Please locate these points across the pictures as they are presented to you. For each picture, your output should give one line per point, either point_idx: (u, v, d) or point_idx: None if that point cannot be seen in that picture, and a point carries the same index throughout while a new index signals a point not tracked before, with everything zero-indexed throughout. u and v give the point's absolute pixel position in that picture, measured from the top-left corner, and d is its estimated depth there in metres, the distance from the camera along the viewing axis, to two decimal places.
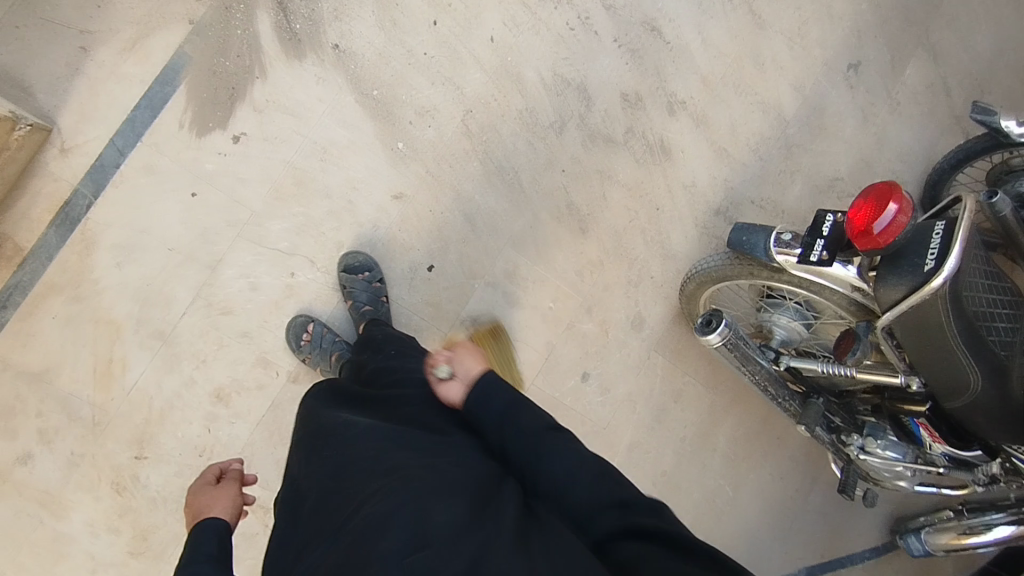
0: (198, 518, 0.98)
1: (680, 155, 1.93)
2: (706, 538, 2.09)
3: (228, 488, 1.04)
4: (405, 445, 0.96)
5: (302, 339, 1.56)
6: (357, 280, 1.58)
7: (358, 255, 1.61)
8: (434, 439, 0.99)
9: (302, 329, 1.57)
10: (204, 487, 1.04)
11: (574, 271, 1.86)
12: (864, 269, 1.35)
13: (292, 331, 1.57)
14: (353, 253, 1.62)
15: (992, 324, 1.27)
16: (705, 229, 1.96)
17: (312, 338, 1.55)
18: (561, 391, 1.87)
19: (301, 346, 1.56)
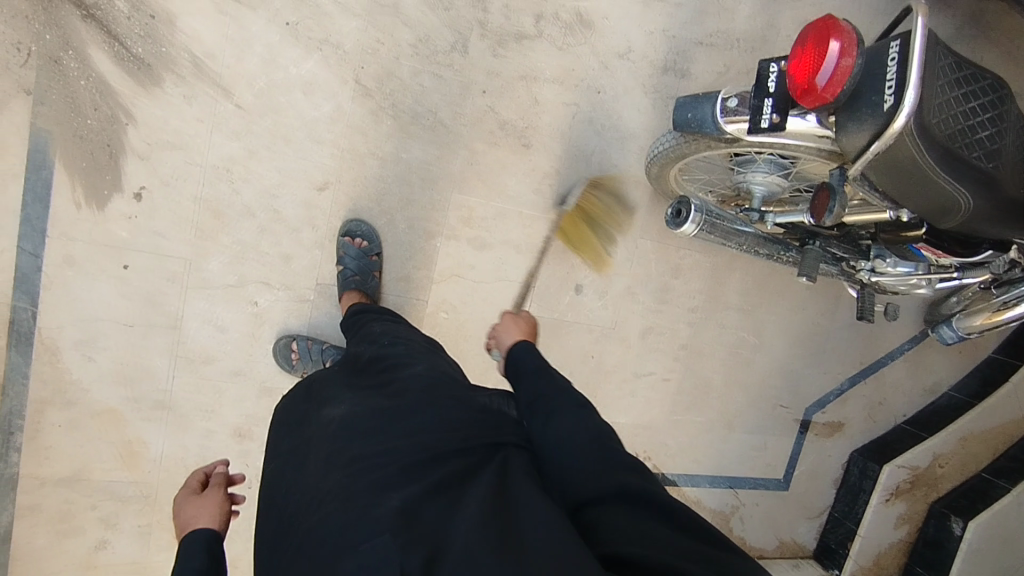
0: (183, 534, 0.95)
1: (603, 23, 1.72)
2: (741, 387, 2.15)
3: (213, 495, 1.02)
4: (375, 433, 1.00)
5: (292, 358, 1.56)
6: (351, 247, 1.55)
7: (359, 223, 1.58)
8: (404, 422, 1.01)
9: (288, 349, 1.57)
10: (187, 499, 1.02)
11: (531, 190, 1.74)
12: (824, 115, 1.18)
13: (279, 354, 1.57)
14: (354, 221, 1.58)
15: (976, 136, 1.12)
16: (655, 93, 1.79)
17: (301, 355, 1.56)
18: (559, 310, 1.85)
19: (293, 365, 1.56)
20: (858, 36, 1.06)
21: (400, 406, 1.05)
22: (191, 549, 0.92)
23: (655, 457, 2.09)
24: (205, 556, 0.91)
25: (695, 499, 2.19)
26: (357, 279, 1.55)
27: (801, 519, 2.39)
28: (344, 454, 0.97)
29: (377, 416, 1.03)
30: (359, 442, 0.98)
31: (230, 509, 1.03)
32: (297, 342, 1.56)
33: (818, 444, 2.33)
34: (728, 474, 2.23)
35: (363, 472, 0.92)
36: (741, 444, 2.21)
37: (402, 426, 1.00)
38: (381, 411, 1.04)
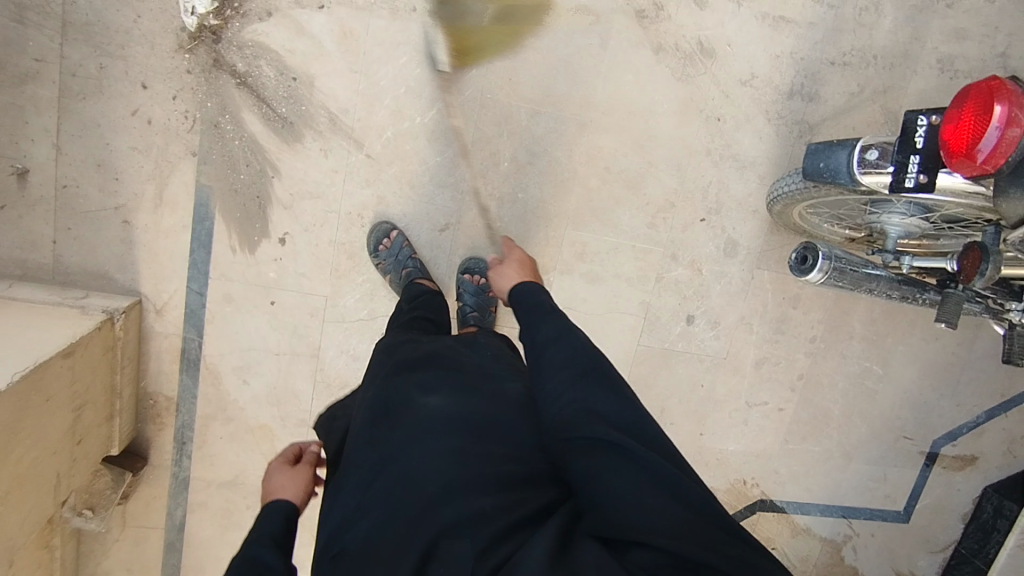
0: (268, 497, 1.00)
1: (726, 50, 1.66)
2: (863, 416, 2.05)
3: (304, 470, 1.06)
4: (452, 420, 0.95)
5: (381, 245, 1.57)
6: (469, 282, 1.60)
7: (479, 260, 1.64)
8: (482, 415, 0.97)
9: (383, 235, 1.58)
10: (279, 466, 1.06)
11: (645, 224, 1.73)
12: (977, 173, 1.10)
13: (372, 236, 1.58)
14: (474, 258, 1.64)
15: None
16: (779, 119, 1.71)
17: (391, 246, 1.56)
18: (670, 340, 1.84)
19: (378, 251, 1.57)
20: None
21: (480, 396, 1.00)
22: (269, 517, 0.95)
23: (764, 484, 2.06)
24: (282, 523, 0.95)
25: (804, 527, 2.15)
26: (474, 313, 1.58)
27: (923, 552, 2.27)
28: (416, 435, 0.94)
29: (454, 402, 0.98)
30: (434, 423, 0.95)
31: (312, 489, 1.05)
32: (408, 276, 1.54)
33: (946, 477, 2.19)
34: (843, 504, 2.15)
35: (444, 466, 0.90)
36: (859, 475, 2.12)
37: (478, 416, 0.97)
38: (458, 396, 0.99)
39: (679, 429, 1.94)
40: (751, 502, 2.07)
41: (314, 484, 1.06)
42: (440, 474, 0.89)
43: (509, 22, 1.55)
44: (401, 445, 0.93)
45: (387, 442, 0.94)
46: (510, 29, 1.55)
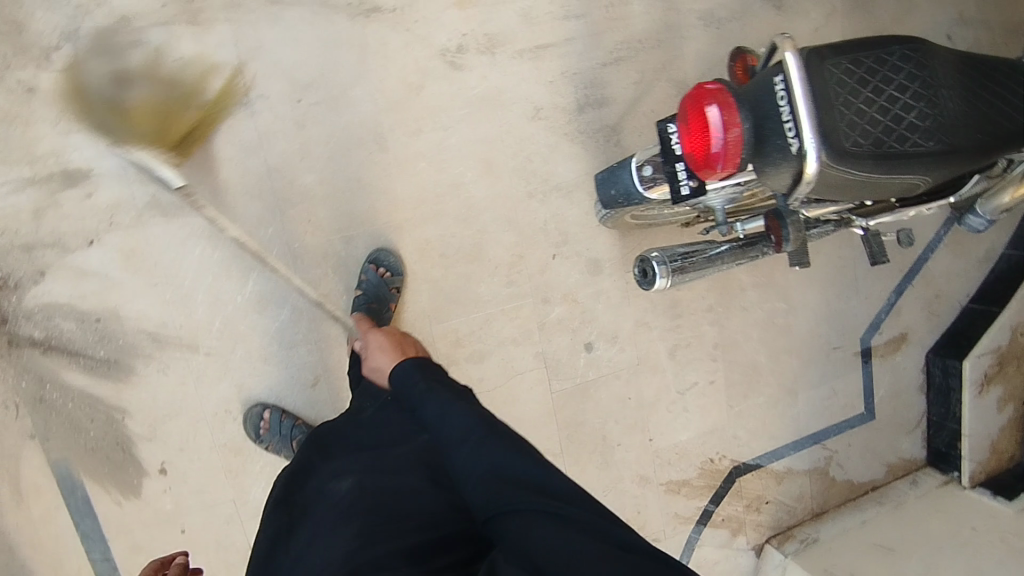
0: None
1: (500, 98, 1.64)
2: (787, 349, 2.10)
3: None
4: (373, 504, 1.03)
5: (260, 429, 1.51)
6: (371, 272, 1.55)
7: (389, 255, 1.58)
8: (396, 493, 1.05)
9: (258, 418, 1.52)
10: None
11: (505, 285, 1.73)
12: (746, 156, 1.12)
13: (248, 424, 1.52)
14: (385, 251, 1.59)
15: (907, 125, 1.03)
16: (581, 136, 1.72)
17: (269, 426, 1.50)
18: (581, 374, 1.85)
19: (260, 436, 1.51)
20: (738, 102, 1.00)
21: (398, 478, 1.08)
22: None
23: (731, 452, 2.09)
24: None
25: (786, 470, 2.19)
26: (375, 304, 1.55)
27: (901, 435, 2.33)
28: (344, 528, 1.00)
29: (369, 488, 1.06)
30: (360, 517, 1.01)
31: None
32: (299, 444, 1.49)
33: (888, 363, 2.26)
34: (810, 432, 2.19)
35: (368, 548, 0.96)
36: (811, 400, 2.17)
37: (388, 496, 1.05)
38: (371, 479, 1.08)
39: (629, 446, 1.95)
40: (727, 473, 2.10)
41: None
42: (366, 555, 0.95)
43: (282, 169, 1.50)
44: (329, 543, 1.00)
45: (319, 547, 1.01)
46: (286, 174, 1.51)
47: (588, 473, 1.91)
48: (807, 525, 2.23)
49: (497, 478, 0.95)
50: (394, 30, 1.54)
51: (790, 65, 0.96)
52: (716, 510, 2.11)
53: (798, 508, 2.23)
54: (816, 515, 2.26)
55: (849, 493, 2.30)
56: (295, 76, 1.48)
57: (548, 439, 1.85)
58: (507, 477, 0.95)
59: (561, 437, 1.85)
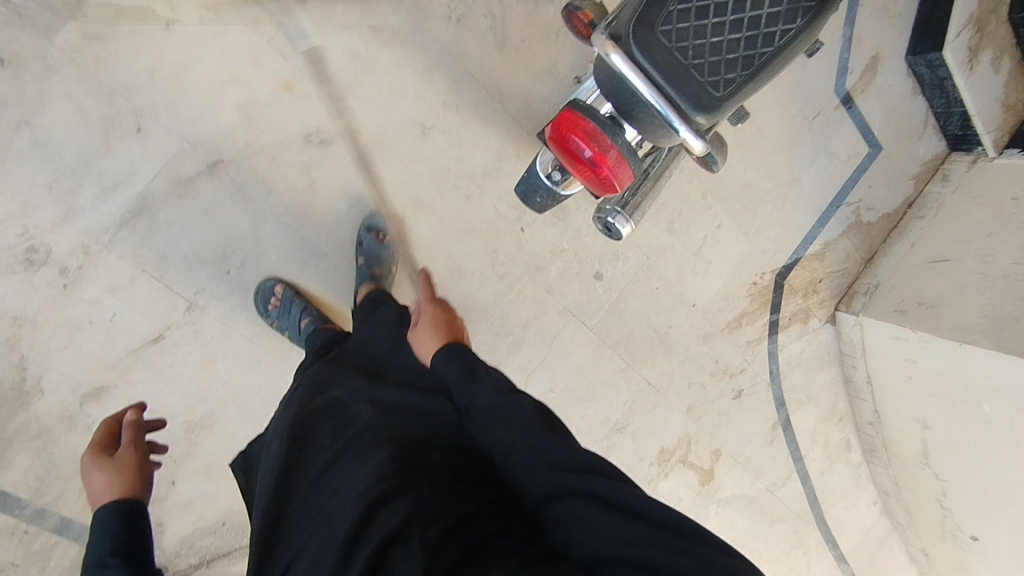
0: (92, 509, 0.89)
1: (384, 134, 1.58)
2: (769, 148, 2.07)
3: (127, 455, 0.97)
4: (418, 443, 0.94)
5: (271, 302, 1.51)
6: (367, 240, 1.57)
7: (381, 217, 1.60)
8: (434, 436, 0.97)
9: (269, 293, 1.51)
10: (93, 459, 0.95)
11: (497, 281, 1.79)
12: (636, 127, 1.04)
13: (259, 296, 1.51)
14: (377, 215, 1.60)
15: (765, 23, 0.95)
16: (476, 112, 1.64)
17: (280, 301, 1.50)
18: (604, 300, 1.95)
19: (269, 309, 1.50)
20: (603, 121, 0.96)
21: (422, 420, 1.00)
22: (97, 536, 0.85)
23: (768, 266, 2.17)
24: (111, 535, 0.84)
25: (823, 246, 2.25)
26: None
27: (914, 144, 2.29)
28: (374, 455, 0.90)
29: (415, 432, 0.96)
30: (398, 448, 0.92)
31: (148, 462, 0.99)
32: (304, 329, 1.47)
33: (872, 91, 2.17)
34: (829, 201, 2.21)
35: (403, 474, 0.87)
36: (814, 174, 2.16)
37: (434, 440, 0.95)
38: (415, 428, 0.98)
39: (678, 322, 2.08)
40: (774, 284, 2.20)
41: (143, 459, 0.97)
42: (398, 482, 0.85)
43: (261, 330, 1.56)
44: (358, 470, 0.89)
45: (343, 474, 0.91)
46: (262, 322, 1.54)
47: (656, 363, 2.08)
48: (866, 276, 2.31)
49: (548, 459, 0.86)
50: (259, 154, 1.48)
51: (624, 71, 0.91)
52: (780, 316, 2.24)
53: (849, 266, 2.31)
54: (869, 262, 2.33)
55: (891, 224, 2.33)
56: (209, 253, 1.48)
57: (610, 362, 2.01)
58: (556, 456, 0.86)
59: (618, 353, 2.02)
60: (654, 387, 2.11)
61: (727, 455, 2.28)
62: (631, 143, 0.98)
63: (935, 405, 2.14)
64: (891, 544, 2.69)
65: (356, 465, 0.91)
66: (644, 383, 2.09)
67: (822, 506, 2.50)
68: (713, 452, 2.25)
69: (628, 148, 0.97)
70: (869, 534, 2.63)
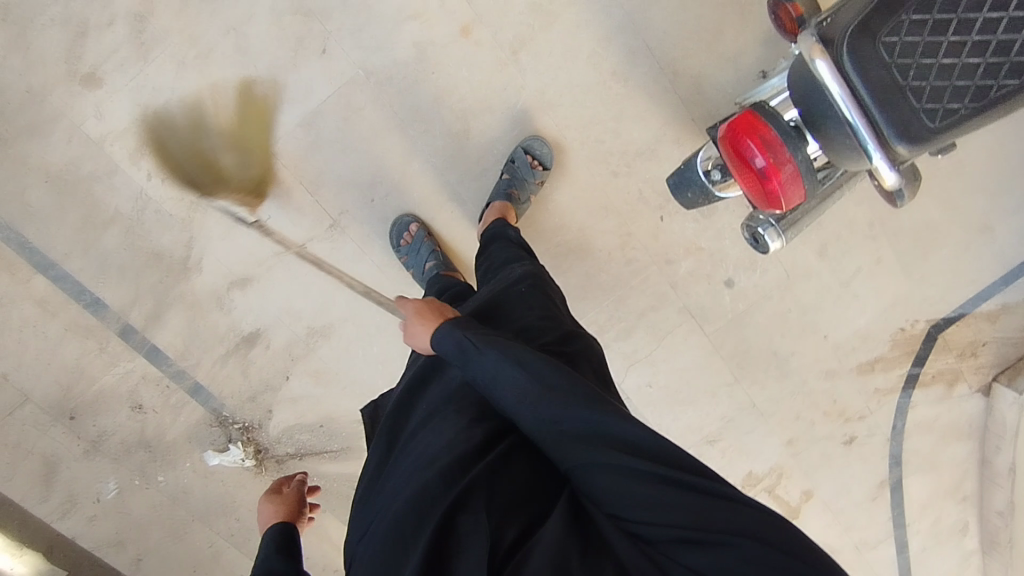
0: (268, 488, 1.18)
1: (545, 96, 1.56)
2: (965, 185, 1.82)
3: (291, 484, 1.34)
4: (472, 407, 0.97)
5: (404, 237, 1.57)
6: (524, 166, 1.53)
7: (543, 145, 1.55)
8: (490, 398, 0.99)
9: (404, 228, 1.58)
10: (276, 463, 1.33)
11: (622, 263, 1.74)
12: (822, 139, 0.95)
13: (394, 230, 1.58)
14: (540, 141, 1.55)
15: (1022, 49, 0.77)
16: (644, 89, 1.57)
17: (412, 239, 1.56)
18: (729, 308, 1.84)
19: (401, 244, 1.57)
20: (788, 129, 0.89)
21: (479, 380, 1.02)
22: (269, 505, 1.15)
23: (924, 314, 1.93)
24: (278, 513, 1.12)
25: (999, 308, 1.96)
26: None
27: None
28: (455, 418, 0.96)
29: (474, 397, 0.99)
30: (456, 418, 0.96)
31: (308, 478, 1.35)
32: (427, 271, 1.53)
33: None
34: (1023, 260, 1.90)
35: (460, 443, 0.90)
36: (1015, 226, 1.87)
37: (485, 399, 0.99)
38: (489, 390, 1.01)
39: (804, 350, 1.92)
40: (925, 335, 1.96)
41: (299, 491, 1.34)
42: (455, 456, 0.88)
43: (390, 260, 1.64)
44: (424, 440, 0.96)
45: (422, 432, 0.98)
46: (392, 253, 1.61)
47: (768, 386, 1.95)
48: None
49: (586, 439, 0.84)
50: (423, 93, 1.52)
51: (831, 84, 0.82)
52: (921, 371, 2.01)
53: None
54: None
55: None
56: (360, 179, 1.56)
57: (718, 372, 1.91)
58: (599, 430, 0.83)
59: (730, 366, 1.91)
60: (759, 409, 1.98)
61: (819, 499, 2.12)
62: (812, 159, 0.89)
63: None
64: None
65: (434, 425, 0.97)
66: (749, 402, 1.97)
67: None
68: (805, 492, 2.10)
69: (807, 164, 0.88)
70: None
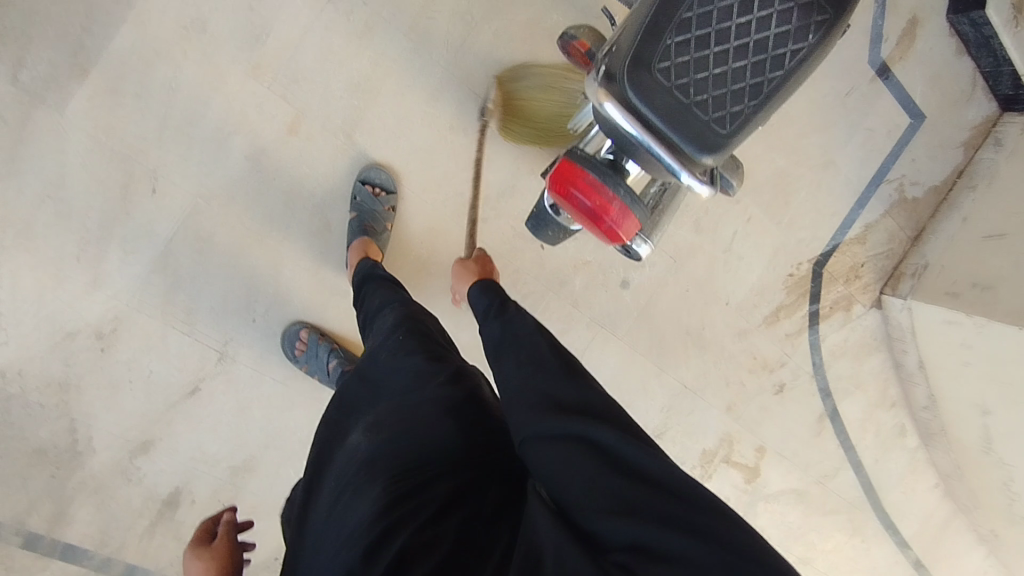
0: None
1: (394, 168, 1.56)
2: (799, 132, 1.97)
3: (221, 545, 0.98)
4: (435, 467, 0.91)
5: (298, 348, 1.52)
6: (371, 197, 1.51)
7: (381, 172, 1.53)
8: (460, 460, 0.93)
9: (296, 338, 1.53)
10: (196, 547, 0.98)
11: (520, 298, 1.77)
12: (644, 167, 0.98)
13: (286, 342, 1.53)
14: (376, 168, 1.53)
15: (772, 46, 0.89)
16: (486, 134, 1.60)
17: (308, 346, 1.51)
18: (633, 307, 1.90)
19: (298, 354, 1.52)
20: (605, 169, 0.92)
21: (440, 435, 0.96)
22: None
23: (804, 256, 2.07)
24: None
25: (864, 229, 2.13)
26: None
27: (963, 109, 2.13)
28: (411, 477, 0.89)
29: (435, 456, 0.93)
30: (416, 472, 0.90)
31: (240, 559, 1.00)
32: (333, 373, 1.49)
33: (911, 61, 2.02)
34: (868, 181, 2.09)
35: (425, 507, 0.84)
36: (852, 155, 2.04)
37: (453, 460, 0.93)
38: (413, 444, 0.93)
39: (713, 323, 2.01)
40: (811, 274, 2.10)
41: (234, 554, 0.98)
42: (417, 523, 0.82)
43: (291, 372, 1.58)
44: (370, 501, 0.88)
45: (351, 502, 0.90)
46: (292, 365, 1.56)
47: (692, 365, 2.03)
48: (913, 256, 2.19)
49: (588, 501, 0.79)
50: (271, 202, 1.48)
51: (623, 123, 0.86)
52: (820, 306, 2.14)
53: (894, 247, 2.19)
54: (916, 239, 2.20)
55: (937, 197, 2.19)
56: (234, 304, 1.50)
57: (644, 368, 1.97)
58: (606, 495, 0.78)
59: (652, 359, 1.97)
60: (692, 389, 2.05)
61: (772, 450, 2.22)
62: (634, 190, 0.93)
63: (996, 390, 2.04)
64: (954, 524, 2.62)
65: (355, 502, 0.88)
66: (682, 386, 2.03)
67: (877, 491, 2.43)
68: (757, 448, 2.20)
69: (630, 195, 0.92)
70: (929, 515, 2.56)
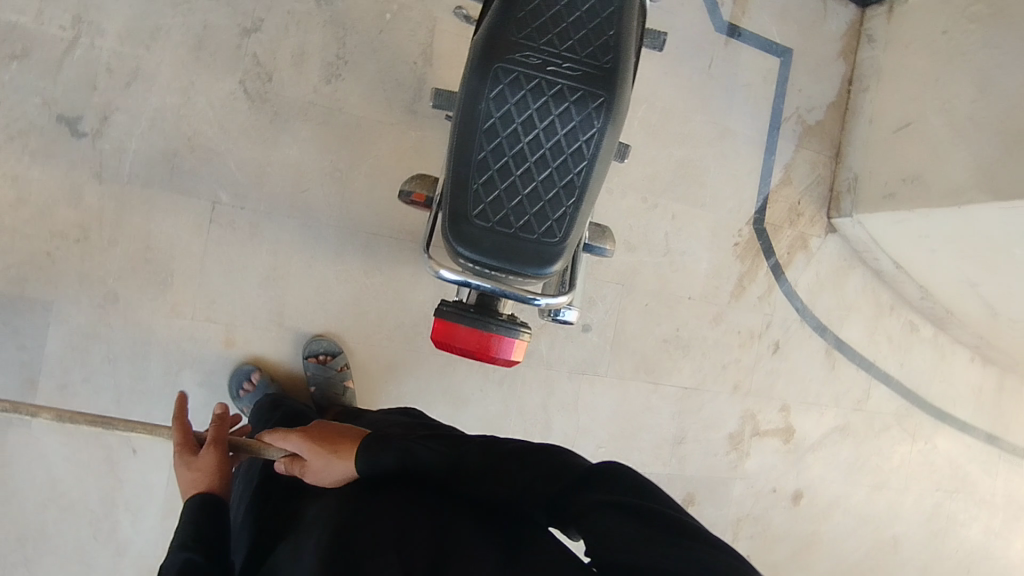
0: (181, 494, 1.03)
1: (331, 330, 1.66)
2: (681, 119, 2.03)
3: (209, 457, 1.07)
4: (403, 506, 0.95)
5: None
6: (323, 368, 1.59)
7: (322, 341, 1.61)
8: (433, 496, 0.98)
9: None
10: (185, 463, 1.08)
11: (496, 384, 1.84)
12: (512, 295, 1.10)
13: None
14: (317, 340, 1.61)
15: (564, 145, 0.97)
16: (398, 263, 1.69)
17: None
18: (603, 342, 1.96)
19: None
20: (477, 315, 1.05)
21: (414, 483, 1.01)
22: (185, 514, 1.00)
23: (740, 221, 2.12)
24: (187, 527, 0.97)
25: (785, 171, 2.17)
26: None
27: (824, 24, 2.18)
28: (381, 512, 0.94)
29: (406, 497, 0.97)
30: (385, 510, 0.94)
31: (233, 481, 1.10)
32: None
33: (753, 9, 2.09)
34: (767, 129, 2.13)
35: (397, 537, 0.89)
36: (740, 114, 2.10)
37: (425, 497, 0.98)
38: (387, 488, 0.99)
39: (683, 320, 2.06)
40: (755, 233, 2.14)
41: (223, 465, 1.08)
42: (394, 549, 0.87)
43: None
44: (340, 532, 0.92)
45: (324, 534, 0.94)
46: None
47: (683, 366, 2.07)
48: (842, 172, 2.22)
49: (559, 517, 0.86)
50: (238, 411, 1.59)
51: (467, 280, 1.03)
52: (777, 257, 2.17)
53: (821, 172, 2.22)
54: (838, 156, 2.23)
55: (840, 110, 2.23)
56: None
57: (639, 390, 2.02)
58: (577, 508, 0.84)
59: (642, 378, 2.02)
60: (693, 386, 2.09)
61: (795, 404, 2.24)
62: (507, 321, 1.07)
63: (973, 264, 2.05)
64: (1009, 389, 2.58)
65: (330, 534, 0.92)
66: (682, 389, 2.08)
67: (917, 393, 2.43)
68: (780, 409, 2.22)
69: (504, 325, 1.06)
70: (980, 391, 2.53)
